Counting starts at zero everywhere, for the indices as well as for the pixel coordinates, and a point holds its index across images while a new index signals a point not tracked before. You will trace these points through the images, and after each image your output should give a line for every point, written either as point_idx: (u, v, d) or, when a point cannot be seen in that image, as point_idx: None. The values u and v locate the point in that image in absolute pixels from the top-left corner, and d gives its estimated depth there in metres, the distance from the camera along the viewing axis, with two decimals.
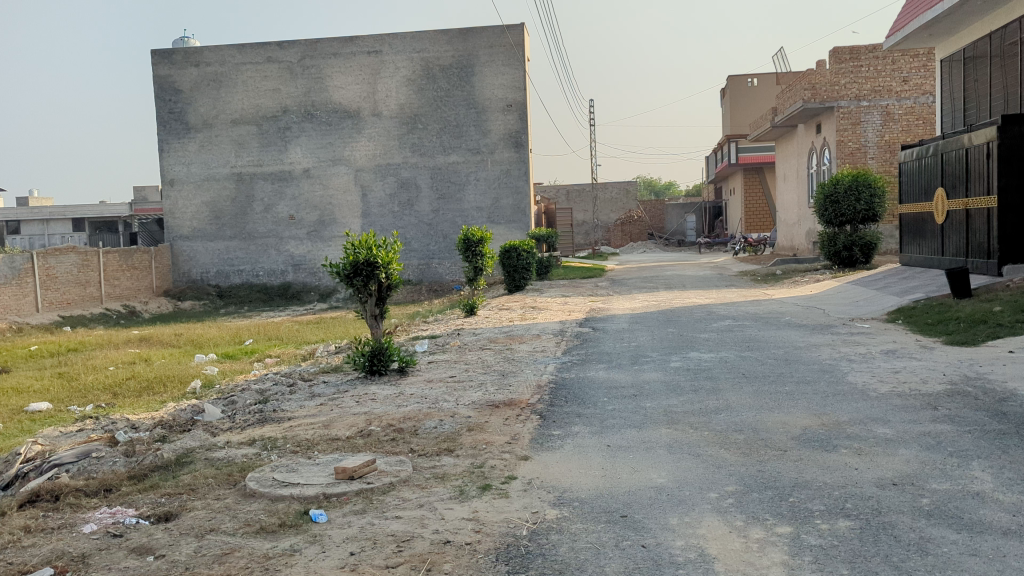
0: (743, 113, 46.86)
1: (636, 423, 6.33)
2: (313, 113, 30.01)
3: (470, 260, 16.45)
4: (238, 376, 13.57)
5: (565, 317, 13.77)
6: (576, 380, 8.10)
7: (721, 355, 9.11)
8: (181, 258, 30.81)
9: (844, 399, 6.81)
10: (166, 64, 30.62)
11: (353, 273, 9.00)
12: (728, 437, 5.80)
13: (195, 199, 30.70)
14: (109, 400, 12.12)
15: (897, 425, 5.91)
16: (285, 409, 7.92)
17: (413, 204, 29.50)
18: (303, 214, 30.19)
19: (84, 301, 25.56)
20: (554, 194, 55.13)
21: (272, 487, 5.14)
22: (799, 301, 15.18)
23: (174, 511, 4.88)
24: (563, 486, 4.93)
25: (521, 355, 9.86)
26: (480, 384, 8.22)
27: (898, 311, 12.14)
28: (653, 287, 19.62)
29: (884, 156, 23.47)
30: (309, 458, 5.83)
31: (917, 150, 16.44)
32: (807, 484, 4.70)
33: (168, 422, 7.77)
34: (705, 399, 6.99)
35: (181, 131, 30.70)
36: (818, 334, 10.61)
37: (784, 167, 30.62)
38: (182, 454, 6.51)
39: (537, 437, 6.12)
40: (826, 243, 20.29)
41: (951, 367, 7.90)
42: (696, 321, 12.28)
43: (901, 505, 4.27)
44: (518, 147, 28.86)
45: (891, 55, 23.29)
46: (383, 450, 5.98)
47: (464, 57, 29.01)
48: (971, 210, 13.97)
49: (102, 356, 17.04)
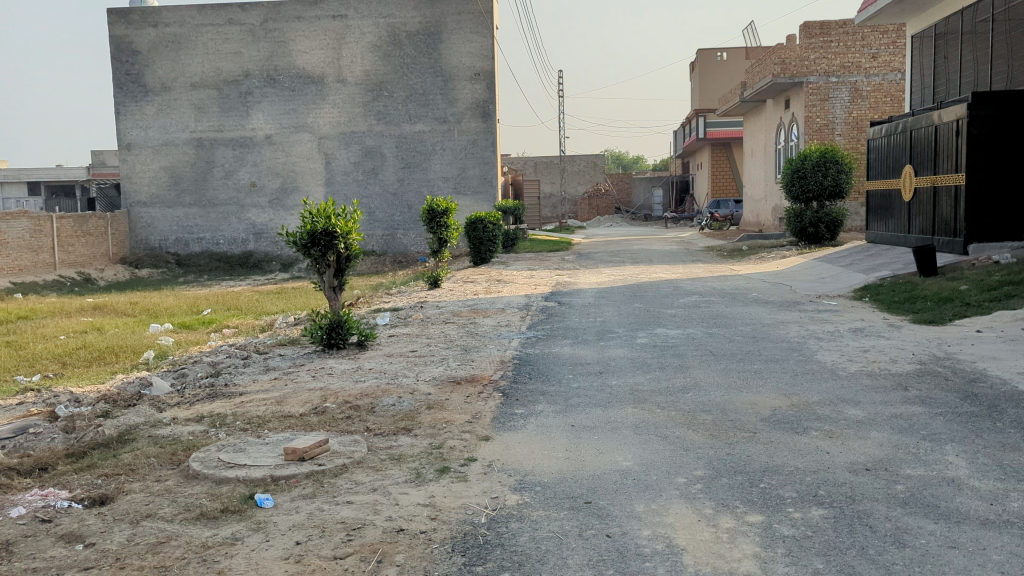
0: (712, 87, 46.70)
1: (601, 402, 6.14)
2: (276, 78, 29.22)
3: (435, 231, 16.08)
4: (194, 347, 13.19)
5: (530, 290, 13.53)
6: (540, 356, 7.89)
7: (688, 332, 8.93)
8: (139, 225, 29.97)
9: (813, 379, 6.68)
10: (123, 24, 29.55)
11: (310, 243, 8.65)
12: (696, 418, 5.62)
13: (153, 164, 29.80)
14: (58, 370, 11.70)
15: (867, 407, 5.77)
16: (237, 384, 7.60)
17: (378, 172, 28.96)
18: (265, 181, 29.52)
19: (36, 268, 24.74)
20: (521, 166, 54.66)
21: (217, 469, 4.83)
22: (766, 277, 15.10)
23: (110, 494, 4.54)
24: (525, 470, 4.70)
25: (485, 329, 9.61)
26: (441, 359, 7.98)
27: (865, 289, 12.08)
28: (620, 261, 19.45)
29: (852, 132, 23.48)
30: (258, 437, 5.53)
31: (886, 126, 16.36)
32: (777, 468, 4.53)
33: (113, 397, 7.39)
34: (673, 376, 6.83)
35: (138, 94, 29.71)
36: (786, 311, 10.48)
37: (752, 143, 30.56)
38: (125, 431, 6.14)
39: (498, 416, 5.88)
40: (793, 219, 20.26)
41: (919, 347, 7.81)
42: (663, 296, 12.11)
43: (875, 492, 4.12)
44: (485, 116, 28.42)
45: (861, 31, 23.21)
46: (337, 429, 5.71)
47: (431, 24, 28.41)
48: (938, 188, 13.94)
49: (53, 325, 16.44)
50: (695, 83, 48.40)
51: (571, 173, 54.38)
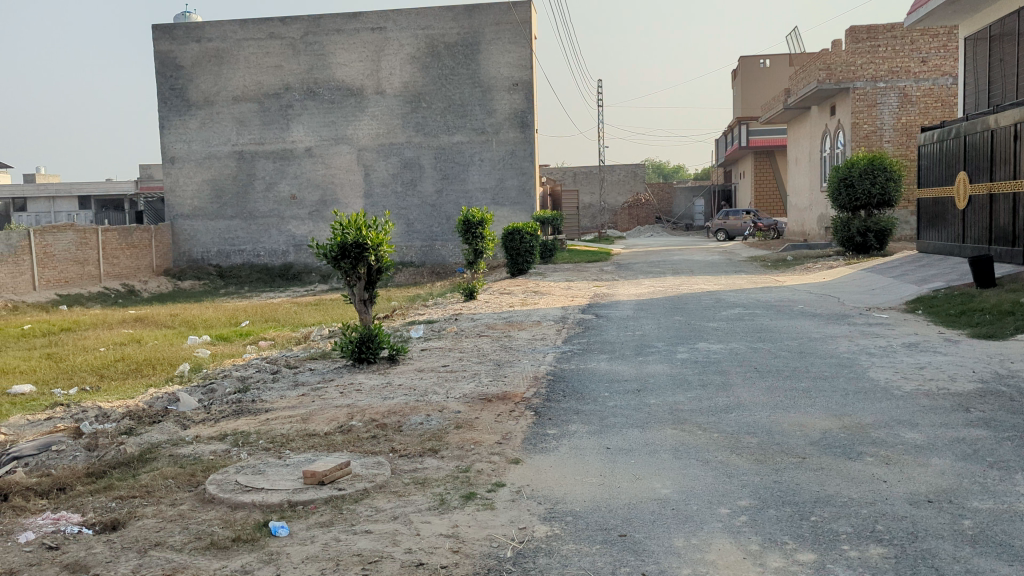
0: (755, 95, 45.99)
1: (639, 422, 5.81)
2: (316, 91, 29.38)
3: (470, 242, 15.82)
4: (229, 360, 13.12)
5: (568, 302, 13.22)
6: (575, 372, 7.59)
7: (731, 347, 8.54)
8: (182, 237, 30.29)
9: (866, 398, 6.26)
10: (167, 39, 29.97)
11: (340, 255, 8.46)
12: (740, 441, 5.27)
13: (195, 177, 30.11)
14: (95, 382, 11.69)
15: (927, 430, 5.37)
16: (264, 400, 7.42)
17: (416, 184, 28.92)
18: (305, 193, 29.66)
19: (82, 280, 25.08)
20: (560, 176, 54.37)
21: (233, 492, 4.62)
22: (812, 288, 14.58)
23: (121, 518, 4.35)
24: (556, 497, 4.40)
25: (519, 343, 9.32)
26: (473, 375, 7.71)
27: (917, 301, 11.55)
28: (661, 272, 19.01)
29: (901, 139, 22.79)
30: (279, 458, 5.31)
31: (938, 132, 15.79)
32: (830, 500, 4.16)
33: (139, 413, 7.24)
34: (716, 395, 6.46)
35: (181, 108, 30.08)
36: (833, 324, 10.02)
37: (796, 151, 29.90)
38: (146, 450, 5.96)
39: (530, 436, 5.59)
40: (840, 228, 19.64)
41: (981, 364, 7.34)
42: (704, 308, 11.70)
43: (941, 528, 3.75)
44: (524, 126, 28.25)
45: (910, 35, 22.53)
46: (361, 450, 5.46)
47: (470, 35, 28.33)
48: (995, 195, 13.34)
49: (94, 337, 16.53)
50: (737, 91, 47.74)
51: (611, 183, 53.93)
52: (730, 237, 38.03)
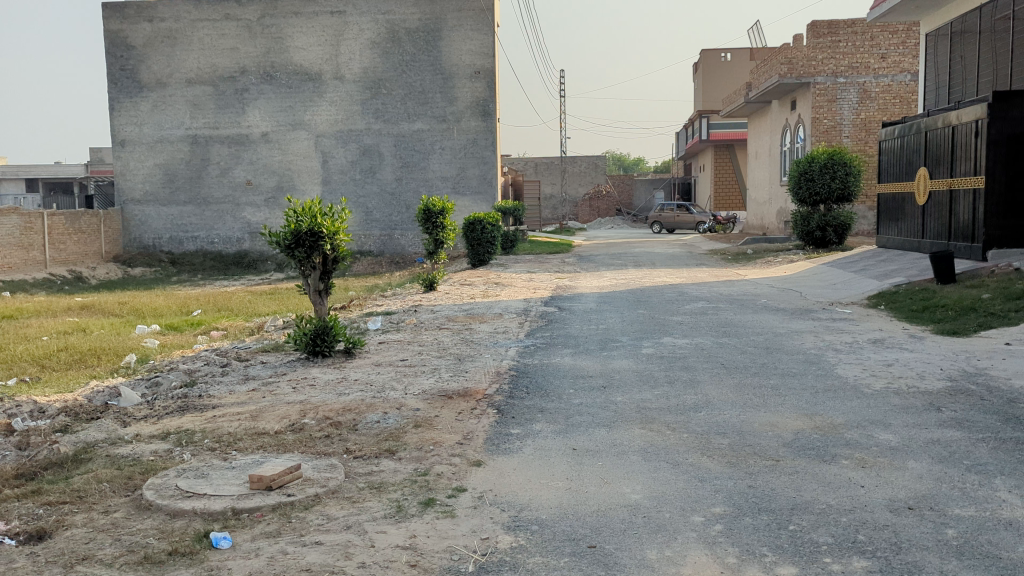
0: (716, 88, 46.20)
1: (605, 421, 5.59)
2: (272, 75, 28.67)
3: (431, 231, 15.46)
4: (178, 351, 12.62)
5: (529, 295, 12.94)
6: (539, 367, 7.34)
7: (697, 342, 8.36)
8: (132, 222, 29.40)
9: (836, 397, 6.11)
10: (117, 18, 29.01)
11: (294, 244, 8.10)
12: (711, 441, 5.08)
13: (147, 162, 29.22)
14: (36, 373, 11.17)
15: (899, 430, 5.23)
16: (212, 395, 7.04)
17: (376, 171, 28.40)
18: (261, 179, 28.97)
19: (26, 266, 24.19)
20: (522, 166, 54.10)
21: (173, 498, 4.28)
22: (774, 282, 14.53)
23: (49, 528, 4.00)
24: (521, 504, 4.15)
25: (480, 337, 9.03)
26: (432, 370, 7.42)
27: (879, 297, 11.54)
28: (622, 264, 18.86)
29: (859, 134, 22.94)
30: (224, 460, 4.97)
31: (899, 128, 15.86)
32: (807, 507, 3.97)
33: (76, 409, 6.80)
34: (683, 393, 6.27)
35: (132, 89, 29.14)
36: (797, 320, 9.92)
37: (756, 145, 30.07)
38: (81, 450, 5.56)
39: (492, 437, 5.33)
40: (800, 222, 19.70)
41: (947, 361, 7.25)
42: (668, 302, 11.55)
43: (924, 538, 3.58)
44: (485, 115, 27.91)
45: (870, 31, 22.68)
46: (313, 451, 5.15)
47: (431, 21, 27.89)
48: (955, 191, 13.40)
49: (36, 325, 15.84)
50: (698, 84, 47.89)
51: (572, 174, 53.74)
52: (669, 230, 38.21)
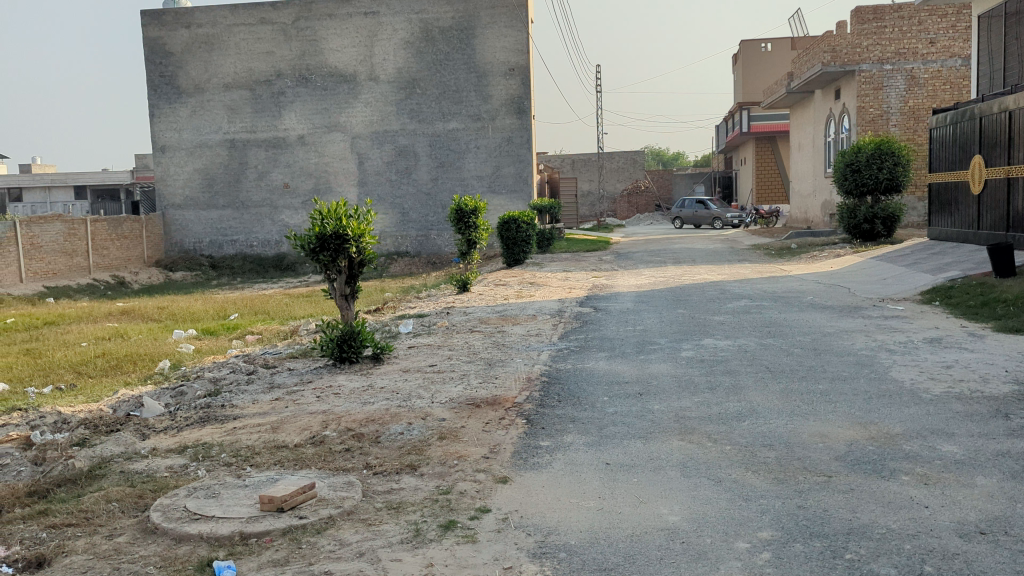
0: (756, 79, 45.26)
1: (641, 432, 5.24)
2: (308, 77, 28.68)
3: (463, 231, 15.18)
4: (211, 356, 12.52)
5: (565, 295, 12.58)
6: (572, 372, 7.00)
7: (739, 343, 7.95)
8: (174, 227, 29.65)
9: (891, 404, 5.68)
10: (156, 25, 29.28)
11: (319, 247, 7.85)
12: (756, 455, 4.70)
13: (187, 167, 29.44)
14: (72, 381, 11.11)
15: (964, 441, 4.79)
16: (235, 405, 6.84)
17: (411, 171, 28.28)
18: (298, 182, 29.00)
19: (71, 272, 24.48)
20: (559, 163, 53.69)
21: (181, 521, 4.03)
22: (820, 278, 13.97)
23: (49, 554, 3.77)
24: (549, 527, 3.83)
25: (512, 340, 8.72)
26: (462, 376, 7.12)
27: (933, 292, 10.98)
28: (661, 261, 18.39)
29: (908, 123, 22.13)
30: (238, 477, 4.72)
31: (951, 114, 15.18)
32: (865, 532, 3.59)
33: (98, 420, 6.62)
34: (725, 399, 5.88)
35: (171, 96, 29.38)
36: (845, 318, 9.43)
37: (799, 137, 29.32)
38: (97, 465, 5.35)
39: (520, 450, 5.01)
40: (846, 215, 19.05)
41: (1012, 362, 6.76)
42: (709, 300, 11.13)
43: (999, 569, 3.18)
44: (520, 112, 27.58)
45: (918, 15, 21.96)
46: (332, 466, 4.89)
47: (465, 19, 27.63)
48: (1014, 179, 12.74)
49: (78, 331, 15.92)
50: (738, 76, 47.04)
51: (610, 171, 53.14)
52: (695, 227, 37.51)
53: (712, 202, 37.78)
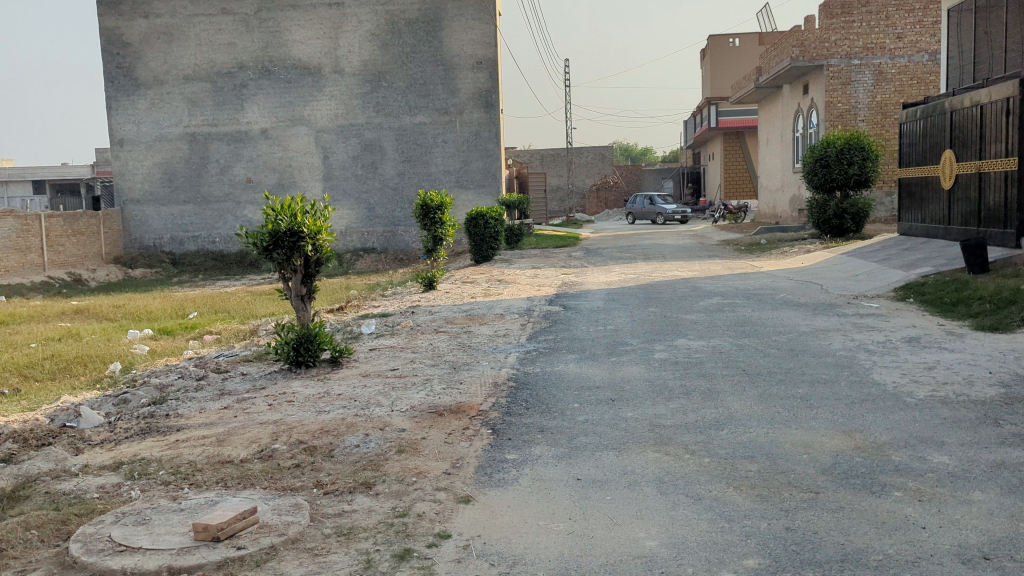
0: (724, 73, 45.30)
1: (615, 443, 4.90)
2: (271, 69, 27.98)
3: (429, 227, 14.76)
4: (166, 358, 11.98)
5: (534, 293, 12.23)
6: (540, 376, 6.65)
7: (714, 344, 7.65)
8: (132, 223, 28.81)
9: (876, 409, 5.40)
10: (113, 15, 28.35)
11: (272, 245, 7.42)
12: (736, 468, 4.38)
13: (146, 161, 28.60)
14: (16, 385, 10.52)
15: (956, 451, 4.51)
16: (181, 414, 6.40)
17: (377, 166, 27.72)
18: (261, 176, 28.34)
19: (24, 269, 23.66)
20: (528, 158, 53.29)
21: (104, 555, 3.60)
22: (791, 274, 13.78)
23: None
24: (517, 556, 3.48)
25: (478, 341, 8.34)
26: (424, 382, 6.73)
27: (908, 288, 10.80)
28: (632, 257, 18.09)
29: (876, 118, 22.09)
30: (172, 501, 4.29)
31: (921, 109, 15.06)
32: (861, 559, 3.27)
33: (28, 433, 6.12)
34: (702, 406, 5.56)
35: (130, 87, 28.49)
36: (821, 316, 9.18)
37: (767, 132, 29.32)
38: (20, 485, 4.87)
39: (485, 464, 4.64)
40: (815, 210, 18.89)
41: (996, 362, 6.53)
42: (681, 298, 10.82)
43: None
44: (488, 106, 27.18)
45: (886, 10, 21.84)
46: (278, 486, 4.48)
47: (431, 11, 27.16)
48: (984, 174, 12.62)
49: (27, 331, 15.23)
50: (706, 71, 47.01)
51: (580, 166, 52.83)
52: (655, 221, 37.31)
53: (667, 199, 37.96)
